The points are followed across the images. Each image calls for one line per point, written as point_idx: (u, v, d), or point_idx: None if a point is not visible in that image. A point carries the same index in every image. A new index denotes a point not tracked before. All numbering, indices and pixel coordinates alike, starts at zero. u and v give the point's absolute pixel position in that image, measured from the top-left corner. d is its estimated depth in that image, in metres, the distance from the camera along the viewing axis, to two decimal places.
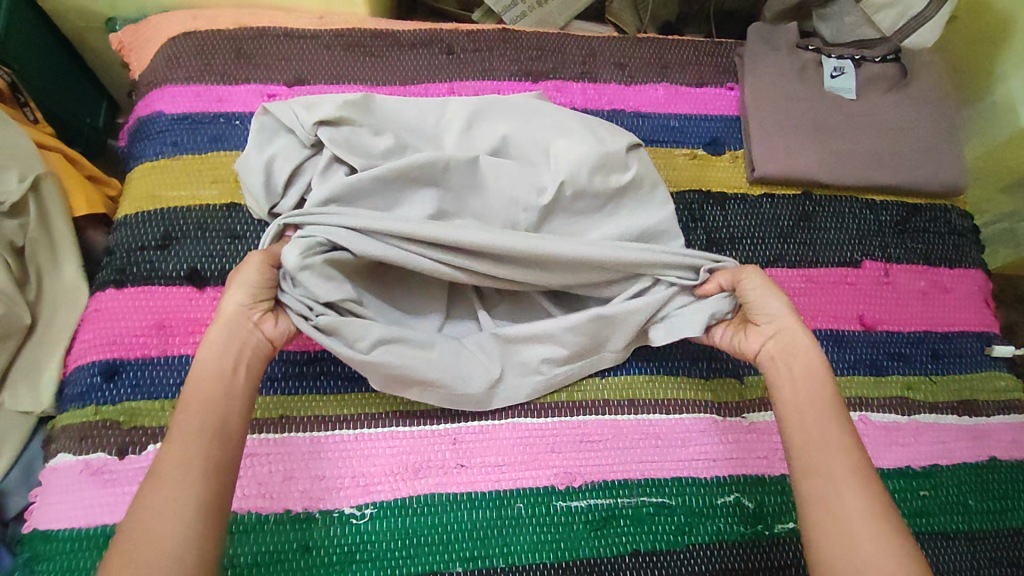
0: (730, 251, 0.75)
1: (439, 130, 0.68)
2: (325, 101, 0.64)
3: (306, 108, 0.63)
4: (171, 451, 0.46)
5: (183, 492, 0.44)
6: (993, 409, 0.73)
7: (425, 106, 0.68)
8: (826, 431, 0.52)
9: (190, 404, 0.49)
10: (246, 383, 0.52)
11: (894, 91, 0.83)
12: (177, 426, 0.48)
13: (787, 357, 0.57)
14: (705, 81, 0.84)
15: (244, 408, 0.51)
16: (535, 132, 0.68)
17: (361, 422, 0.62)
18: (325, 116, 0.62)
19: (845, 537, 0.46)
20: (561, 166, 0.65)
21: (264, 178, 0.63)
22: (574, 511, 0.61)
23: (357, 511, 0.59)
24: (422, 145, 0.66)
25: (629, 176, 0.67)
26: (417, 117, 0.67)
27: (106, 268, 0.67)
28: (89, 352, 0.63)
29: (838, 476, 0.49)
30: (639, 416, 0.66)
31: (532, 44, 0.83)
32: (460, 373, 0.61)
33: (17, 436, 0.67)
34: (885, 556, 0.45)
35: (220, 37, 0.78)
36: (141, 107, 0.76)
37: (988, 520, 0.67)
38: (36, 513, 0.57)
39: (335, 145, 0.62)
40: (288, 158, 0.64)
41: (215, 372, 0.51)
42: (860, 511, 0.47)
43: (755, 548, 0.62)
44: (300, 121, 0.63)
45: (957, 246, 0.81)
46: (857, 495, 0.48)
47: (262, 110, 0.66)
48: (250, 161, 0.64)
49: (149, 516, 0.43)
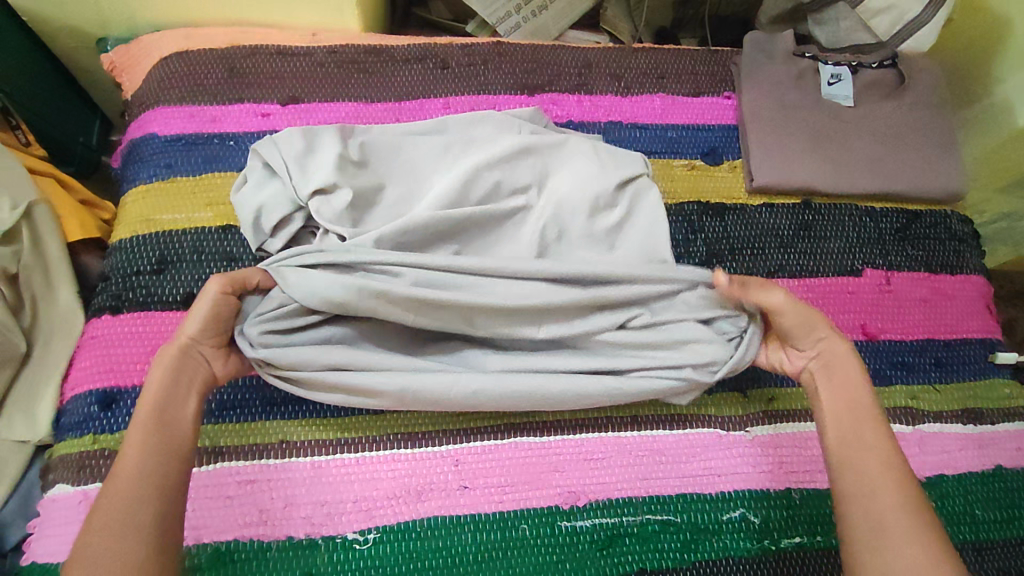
0: (730, 263, 0.74)
1: (429, 171, 0.67)
2: (318, 151, 0.64)
3: (299, 165, 0.63)
4: (123, 475, 0.46)
5: (137, 515, 0.45)
6: (997, 417, 0.73)
7: (416, 148, 0.67)
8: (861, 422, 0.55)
9: (142, 425, 0.49)
10: (196, 406, 0.53)
11: (891, 98, 0.82)
12: (128, 444, 0.48)
13: (832, 368, 0.59)
14: (702, 90, 0.84)
15: (193, 427, 0.52)
16: (530, 173, 0.67)
17: (363, 445, 0.62)
18: (318, 184, 0.61)
19: (865, 518, 0.50)
20: (544, 213, 0.65)
21: (251, 220, 0.63)
22: (579, 531, 0.60)
23: (361, 536, 0.58)
24: (414, 186, 0.66)
25: (618, 213, 0.67)
26: (406, 159, 0.67)
27: (102, 293, 0.66)
28: (86, 380, 0.63)
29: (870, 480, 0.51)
30: (642, 432, 0.65)
31: (526, 57, 0.82)
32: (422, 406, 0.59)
33: (14, 467, 0.66)
34: (908, 540, 0.47)
35: (213, 56, 0.77)
36: (134, 128, 0.76)
37: (994, 530, 0.66)
38: (34, 546, 0.57)
39: (318, 205, 0.61)
40: (274, 208, 0.63)
41: (166, 394, 0.51)
42: (892, 504, 0.49)
43: (763, 566, 0.61)
44: (292, 177, 0.62)
45: (958, 253, 0.80)
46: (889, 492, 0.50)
47: (253, 150, 0.66)
48: (242, 200, 0.64)
49: (101, 536, 0.43)
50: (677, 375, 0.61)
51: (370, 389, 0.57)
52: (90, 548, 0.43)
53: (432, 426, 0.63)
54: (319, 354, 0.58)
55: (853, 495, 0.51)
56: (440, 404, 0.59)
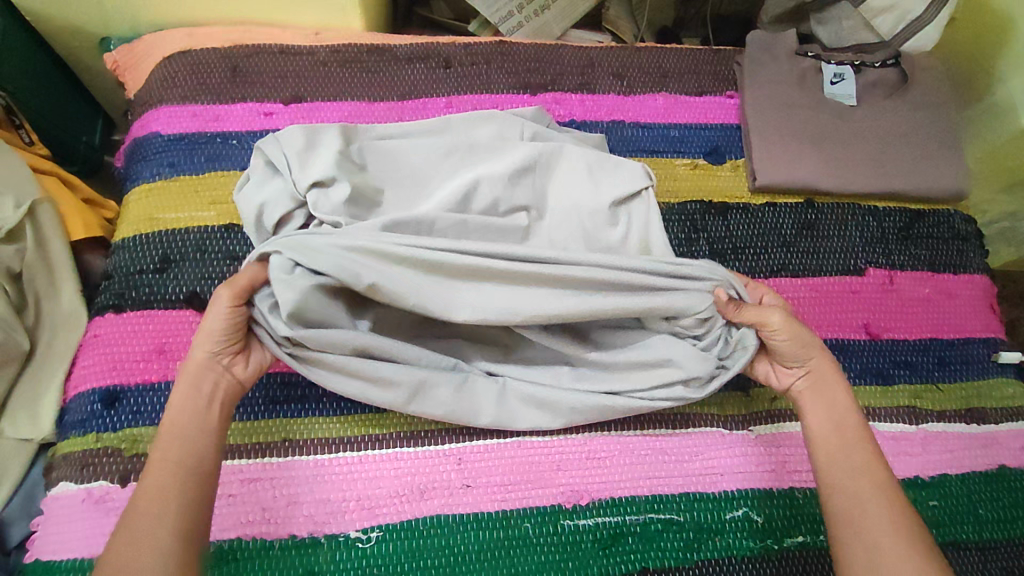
0: (733, 262, 0.74)
1: (430, 181, 0.66)
2: (321, 149, 0.63)
3: (300, 160, 0.62)
4: (144, 492, 0.47)
5: (158, 533, 0.45)
6: (1000, 416, 0.73)
7: (417, 158, 0.67)
8: (846, 440, 0.56)
9: (165, 439, 0.50)
10: (221, 416, 0.53)
11: (893, 97, 0.82)
12: (155, 458, 0.49)
13: (824, 395, 0.59)
14: (704, 90, 0.84)
15: (218, 436, 0.52)
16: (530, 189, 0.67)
17: (366, 443, 0.62)
18: (316, 181, 0.60)
19: (861, 541, 0.50)
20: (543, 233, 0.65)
21: (254, 218, 0.62)
22: (582, 529, 0.60)
23: (363, 535, 0.58)
24: (417, 193, 0.65)
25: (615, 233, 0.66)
26: (406, 169, 0.66)
27: (104, 292, 0.67)
28: (89, 378, 0.63)
29: (863, 504, 0.51)
30: (645, 431, 0.65)
31: (529, 56, 0.82)
32: (433, 407, 0.60)
33: (17, 465, 0.66)
34: (905, 565, 0.47)
35: (216, 56, 0.77)
36: (137, 127, 0.76)
37: (997, 529, 0.66)
38: (38, 544, 0.57)
39: (317, 203, 0.60)
40: (275, 203, 0.62)
41: (191, 409, 0.52)
42: (884, 524, 0.50)
43: (766, 565, 0.61)
44: (292, 172, 0.62)
45: (961, 252, 0.80)
46: (881, 515, 0.50)
47: (257, 147, 0.65)
48: (245, 196, 0.64)
49: (129, 549, 0.44)
50: (668, 394, 0.61)
51: (385, 379, 0.58)
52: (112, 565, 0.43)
53: (434, 424, 0.63)
54: (347, 339, 0.57)
55: (845, 517, 0.51)
56: (448, 408, 0.60)
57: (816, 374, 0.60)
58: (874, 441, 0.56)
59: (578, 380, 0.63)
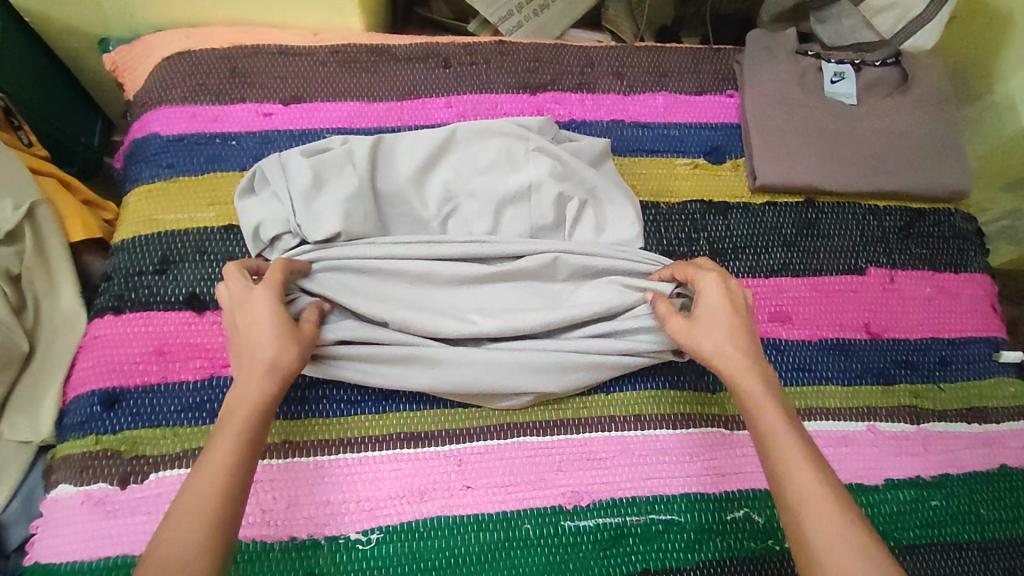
0: (734, 261, 0.74)
1: (430, 219, 0.68)
2: (330, 187, 0.64)
3: (307, 198, 0.63)
4: (202, 473, 0.46)
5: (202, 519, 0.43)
6: (1002, 416, 0.73)
7: (421, 191, 0.68)
8: (784, 458, 0.49)
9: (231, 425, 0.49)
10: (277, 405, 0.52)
11: (894, 96, 0.82)
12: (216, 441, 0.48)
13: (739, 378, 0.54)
14: (705, 89, 0.84)
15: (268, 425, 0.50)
16: (526, 220, 0.68)
17: (366, 445, 0.61)
18: (325, 228, 0.63)
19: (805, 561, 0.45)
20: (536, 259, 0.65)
21: (250, 233, 0.65)
22: (583, 530, 0.60)
23: (364, 537, 0.58)
24: (415, 222, 0.68)
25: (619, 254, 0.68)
26: (410, 207, 0.68)
27: (104, 293, 0.66)
28: (89, 381, 0.63)
29: (806, 505, 0.46)
30: (645, 431, 0.65)
31: (528, 56, 0.82)
32: (435, 385, 0.61)
33: (17, 468, 0.66)
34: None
35: (214, 56, 0.77)
36: (136, 128, 0.75)
37: (999, 529, 0.66)
38: (37, 546, 0.57)
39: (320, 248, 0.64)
40: (274, 224, 0.64)
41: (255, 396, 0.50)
42: (825, 531, 0.45)
43: (768, 566, 0.61)
44: (296, 210, 0.63)
45: (962, 251, 0.80)
46: (822, 519, 0.45)
47: (258, 166, 0.66)
48: (245, 208, 0.66)
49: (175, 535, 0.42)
50: (659, 356, 0.66)
51: (388, 366, 0.62)
52: (167, 537, 0.42)
53: (434, 425, 0.63)
54: (342, 335, 0.61)
55: (807, 559, 0.45)
56: (443, 383, 0.61)
57: (723, 356, 0.55)
58: (802, 429, 0.51)
59: (571, 360, 0.63)
